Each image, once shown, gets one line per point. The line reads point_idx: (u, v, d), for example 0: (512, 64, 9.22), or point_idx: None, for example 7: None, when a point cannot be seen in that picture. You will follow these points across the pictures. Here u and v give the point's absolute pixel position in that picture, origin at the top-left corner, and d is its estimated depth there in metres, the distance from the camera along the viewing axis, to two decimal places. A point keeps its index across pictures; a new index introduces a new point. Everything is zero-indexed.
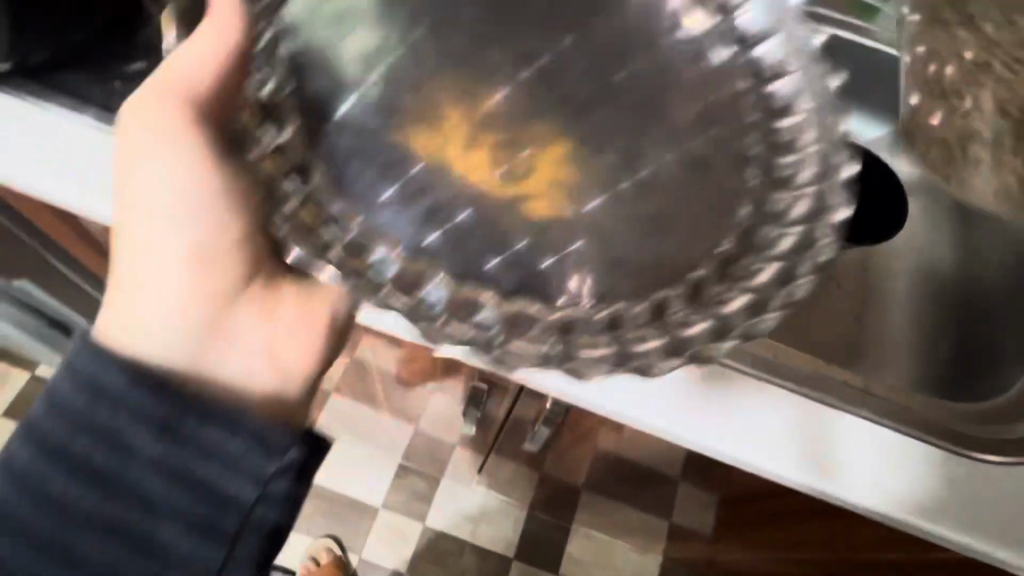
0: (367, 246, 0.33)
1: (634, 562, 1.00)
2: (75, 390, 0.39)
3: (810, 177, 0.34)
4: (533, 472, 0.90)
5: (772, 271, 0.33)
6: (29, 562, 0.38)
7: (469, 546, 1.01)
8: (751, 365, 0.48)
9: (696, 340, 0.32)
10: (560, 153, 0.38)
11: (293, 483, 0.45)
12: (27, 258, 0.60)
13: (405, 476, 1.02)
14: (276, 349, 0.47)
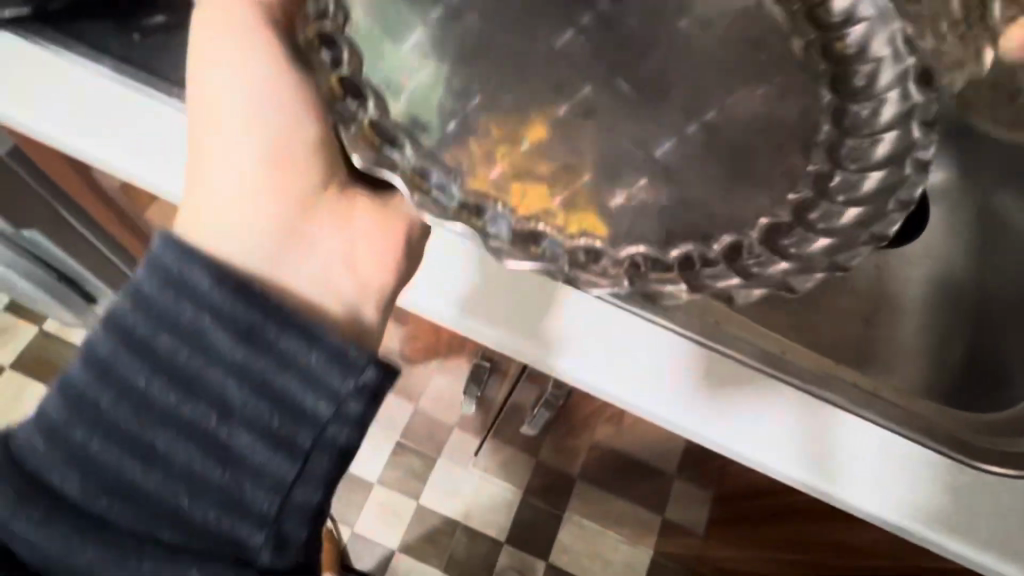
0: (426, 171, 0.36)
1: (624, 552, 1.01)
2: (157, 283, 0.35)
3: (889, 117, 0.37)
4: (530, 458, 0.90)
5: (858, 211, 0.37)
6: (103, 458, 0.35)
7: (461, 526, 1.02)
8: (758, 360, 0.48)
9: (776, 276, 0.36)
10: (632, 98, 0.40)
11: (368, 406, 0.38)
12: (37, 210, 0.60)
13: (401, 455, 1.03)
14: (353, 259, 0.43)
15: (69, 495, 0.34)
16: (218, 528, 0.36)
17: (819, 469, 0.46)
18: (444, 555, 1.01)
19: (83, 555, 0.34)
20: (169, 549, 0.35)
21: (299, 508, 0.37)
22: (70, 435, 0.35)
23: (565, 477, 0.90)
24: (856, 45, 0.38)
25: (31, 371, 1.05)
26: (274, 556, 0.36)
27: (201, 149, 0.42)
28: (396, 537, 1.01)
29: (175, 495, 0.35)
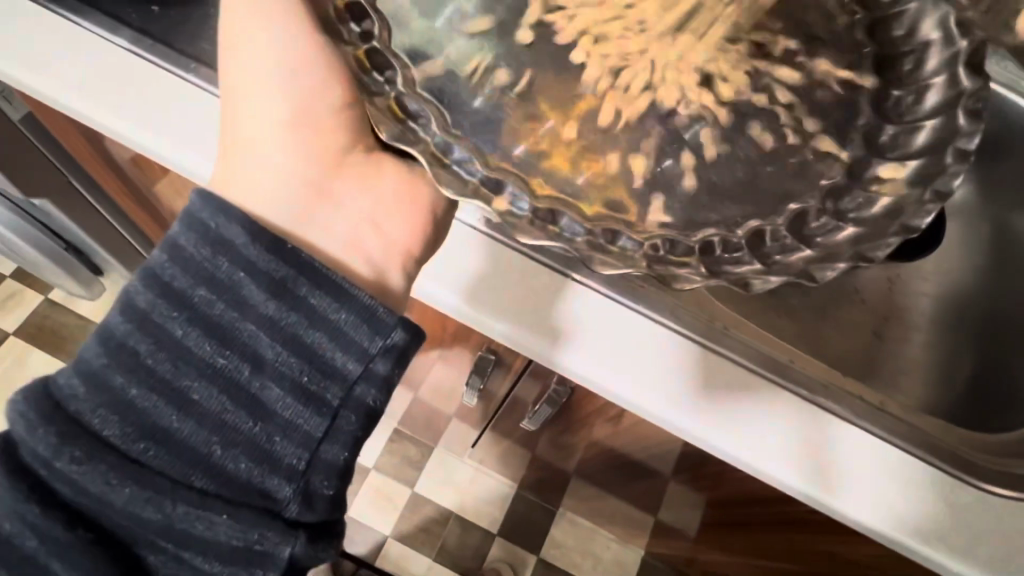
0: (451, 148, 0.42)
1: (615, 550, 1.02)
2: (197, 239, 0.37)
3: (933, 104, 0.42)
4: (526, 453, 0.90)
5: (880, 204, 0.43)
6: (141, 404, 0.35)
7: (453, 516, 1.02)
8: (760, 364, 0.48)
9: (795, 262, 0.43)
10: (680, 74, 0.48)
11: (394, 366, 0.39)
12: (49, 177, 0.60)
13: (398, 441, 1.04)
14: (379, 223, 0.45)
15: (108, 438, 0.34)
16: (249, 478, 0.36)
17: (824, 474, 0.46)
18: (436, 545, 1.00)
19: (121, 496, 0.34)
20: (203, 494, 0.35)
21: (327, 464, 0.38)
22: (110, 380, 0.35)
23: (560, 472, 0.90)
24: (905, 28, 0.43)
25: (33, 339, 1.05)
26: (301, 508, 0.37)
27: (237, 118, 0.44)
28: (389, 523, 1.00)
29: (208, 444, 0.35)
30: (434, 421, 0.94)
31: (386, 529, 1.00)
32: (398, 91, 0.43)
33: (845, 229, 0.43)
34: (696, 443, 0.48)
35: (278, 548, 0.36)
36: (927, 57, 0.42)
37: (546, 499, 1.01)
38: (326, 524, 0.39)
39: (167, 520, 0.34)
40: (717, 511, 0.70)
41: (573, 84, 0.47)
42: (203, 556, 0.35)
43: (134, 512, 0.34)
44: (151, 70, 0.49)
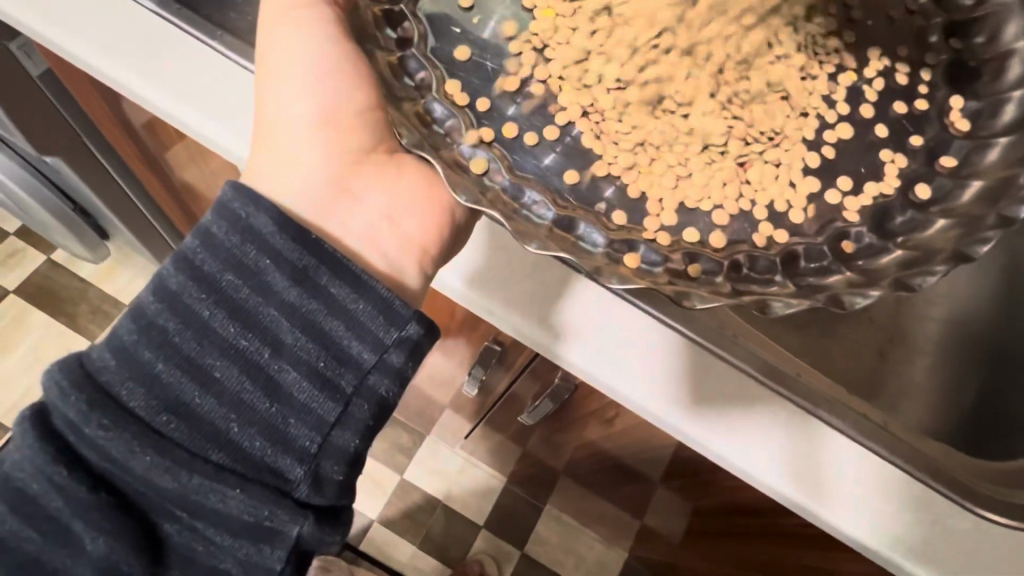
0: (474, 153, 0.46)
1: (597, 551, 1.02)
2: (227, 227, 0.38)
3: (1008, 122, 0.50)
4: (517, 447, 0.90)
5: (941, 224, 0.48)
6: (166, 378, 0.35)
7: (439, 505, 1.02)
8: (763, 374, 0.48)
9: (828, 283, 0.47)
10: (750, 100, 0.51)
11: (407, 359, 0.40)
12: (63, 134, 0.59)
13: (391, 426, 1.04)
14: (399, 220, 0.45)
15: (133, 409, 0.34)
16: (262, 458, 0.36)
17: (828, 492, 0.46)
18: (421, 532, 1.00)
19: (142, 463, 0.34)
20: (219, 468, 0.35)
21: (337, 449, 0.38)
22: (139, 355, 0.35)
23: (551, 470, 0.90)
24: (987, 36, 0.53)
25: (35, 298, 1.05)
26: (311, 490, 0.37)
27: (267, 110, 0.44)
28: (375, 507, 1.00)
29: (226, 420, 0.36)
30: (425, 408, 0.94)
31: (372, 513, 1.00)
32: (432, 96, 0.47)
33: (892, 250, 0.48)
34: (703, 454, 0.48)
35: (286, 526, 0.36)
36: (1008, 65, 0.51)
37: (533, 495, 1.02)
38: (333, 508, 0.39)
39: (182, 489, 0.34)
40: (704, 518, 0.70)
41: (655, 76, 0.49)
42: (215, 528, 0.35)
43: (151, 480, 0.34)
44: (182, 38, 0.48)
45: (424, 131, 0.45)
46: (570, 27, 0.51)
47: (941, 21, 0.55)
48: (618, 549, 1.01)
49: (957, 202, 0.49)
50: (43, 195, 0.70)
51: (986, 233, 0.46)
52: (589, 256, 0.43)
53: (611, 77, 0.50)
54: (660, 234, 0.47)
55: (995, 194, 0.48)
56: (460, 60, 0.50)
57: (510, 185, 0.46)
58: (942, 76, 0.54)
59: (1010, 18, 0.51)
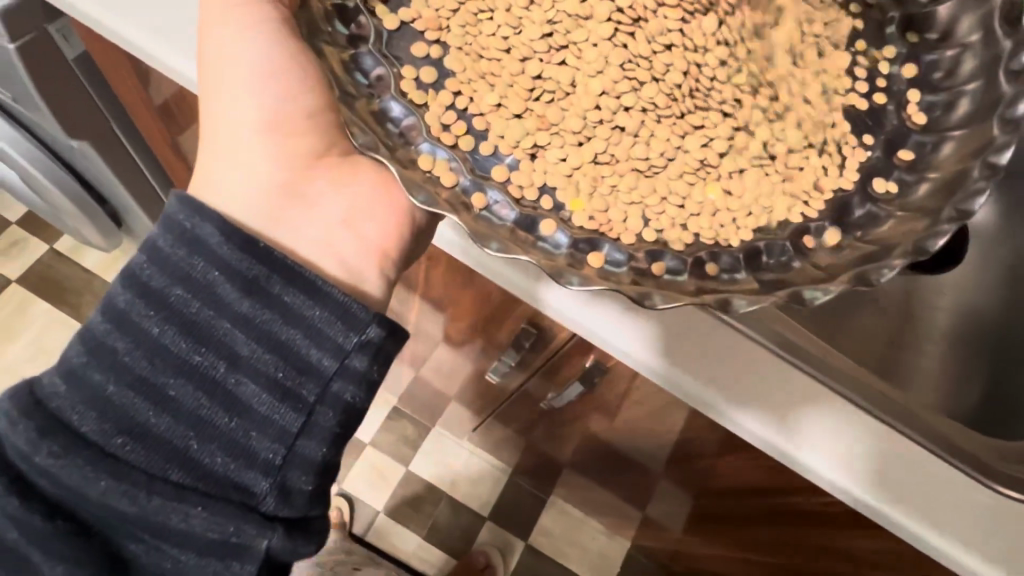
0: (443, 153, 0.48)
1: (601, 543, 1.03)
2: (173, 239, 0.41)
3: (960, 119, 0.52)
4: (521, 439, 0.91)
5: (896, 218, 0.50)
6: (118, 401, 0.38)
7: (445, 497, 1.02)
8: (780, 347, 0.50)
9: (788, 277, 0.48)
10: (711, 114, 0.51)
11: (371, 362, 0.43)
12: (94, 121, 0.61)
13: (397, 420, 1.04)
14: (350, 223, 0.51)
15: (85, 433, 0.37)
16: (224, 472, 0.39)
17: (846, 465, 0.49)
18: (427, 523, 1.00)
19: (98, 488, 0.37)
20: (179, 488, 0.38)
21: (303, 459, 0.41)
22: (89, 377, 0.38)
23: (551, 461, 0.92)
24: (941, 32, 0.55)
25: (36, 287, 1.04)
26: (278, 502, 0.40)
27: (224, 124, 0.50)
28: (382, 498, 1.00)
29: (185, 438, 0.38)
30: (435, 400, 0.95)
31: (379, 505, 1.00)
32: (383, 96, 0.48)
33: (847, 249, 0.49)
34: (723, 423, 0.50)
35: (255, 540, 0.39)
36: (963, 60, 0.53)
37: (540, 486, 1.02)
38: (303, 518, 0.41)
39: (142, 513, 0.37)
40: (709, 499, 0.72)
41: (604, 89, 0.50)
42: (179, 547, 0.38)
43: (111, 504, 0.37)
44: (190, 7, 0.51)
45: (380, 129, 0.47)
46: (518, 38, 0.51)
47: (897, 16, 0.56)
48: (621, 540, 1.03)
49: (914, 196, 0.51)
50: (65, 181, 0.70)
51: (941, 227, 0.47)
52: (549, 258, 0.45)
53: (559, 88, 0.50)
54: (625, 231, 0.49)
55: (949, 187, 0.50)
56: (417, 56, 0.50)
57: (471, 184, 0.48)
58: (900, 69, 0.56)
59: (961, 17, 0.54)
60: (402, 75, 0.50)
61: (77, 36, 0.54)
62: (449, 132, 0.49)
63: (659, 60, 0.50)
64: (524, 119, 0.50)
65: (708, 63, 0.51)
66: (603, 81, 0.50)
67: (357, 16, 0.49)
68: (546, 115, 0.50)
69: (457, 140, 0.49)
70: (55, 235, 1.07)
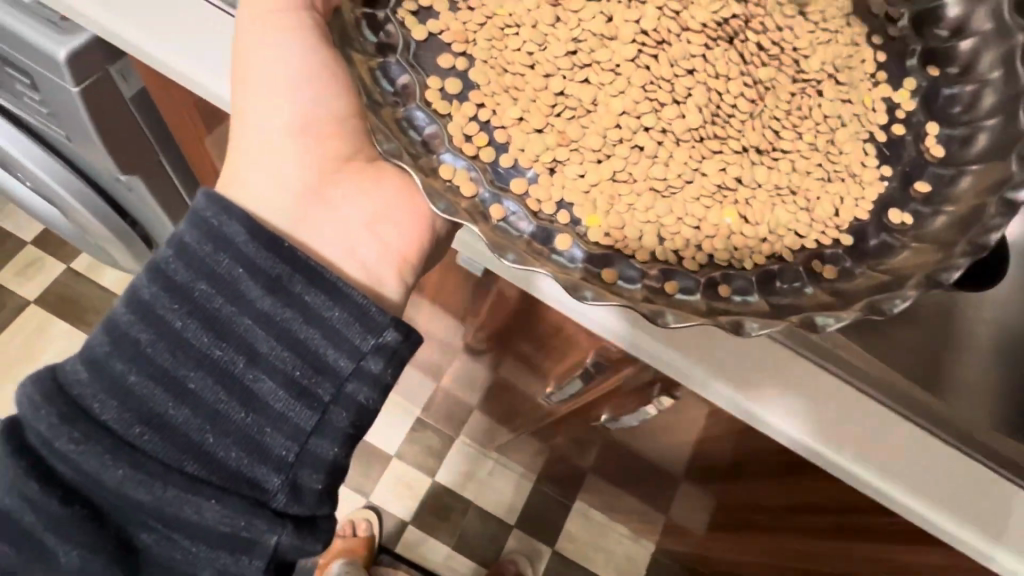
0: (460, 162, 0.47)
1: (626, 547, 1.04)
2: (201, 235, 0.41)
3: (977, 154, 0.52)
4: (545, 446, 0.91)
5: (910, 251, 0.50)
6: (138, 391, 0.38)
7: (472, 507, 1.02)
8: (804, 347, 0.51)
9: (802, 303, 0.47)
10: (727, 146, 0.50)
11: (387, 366, 0.43)
12: (141, 151, 0.61)
13: (421, 430, 1.04)
14: (375, 227, 0.50)
15: (106, 422, 0.37)
16: (237, 467, 0.39)
17: (855, 450, 0.49)
18: (455, 533, 1.01)
19: (115, 476, 0.37)
20: (193, 480, 0.38)
21: (315, 458, 0.41)
22: (111, 366, 0.38)
23: (573, 466, 0.92)
24: (961, 67, 0.55)
25: (54, 307, 1.03)
26: (289, 499, 0.40)
27: (249, 121, 0.49)
28: (410, 509, 1.01)
29: (201, 431, 0.39)
30: (458, 410, 0.95)
31: (406, 516, 1.01)
32: (409, 106, 0.47)
33: (860, 276, 0.50)
34: (734, 411, 0.51)
35: (265, 535, 0.39)
36: (982, 96, 0.54)
37: (566, 494, 1.03)
38: (312, 517, 0.41)
39: (157, 502, 0.37)
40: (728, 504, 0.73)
41: (625, 107, 0.49)
42: (191, 539, 0.38)
43: (127, 492, 0.37)
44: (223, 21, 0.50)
45: (404, 138, 0.46)
46: (541, 56, 0.49)
47: (919, 48, 0.57)
48: (646, 542, 1.03)
49: (930, 228, 0.51)
50: (104, 213, 0.69)
51: (955, 261, 0.48)
52: (564, 272, 0.44)
53: (578, 104, 0.49)
54: (642, 249, 0.48)
55: (966, 222, 0.50)
56: (444, 67, 0.49)
57: (489, 197, 0.47)
58: (920, 102, 0.56)
59: (983, 52, 0.54)
60: (427, 84, 0.48)
61: (135, 77, 0.55)
62: (471, 142, 0.48)
63: (680, 79, 0.50)
64: (545, 134, 0.49)
65: (734, 81, 0.51)
66: (625, 101, 0.49)
67: (383, 25, 0.48)
68: (564, 131, 0.49)
69: (478, 151, 0.48)
70: (72, 253, 1.06)
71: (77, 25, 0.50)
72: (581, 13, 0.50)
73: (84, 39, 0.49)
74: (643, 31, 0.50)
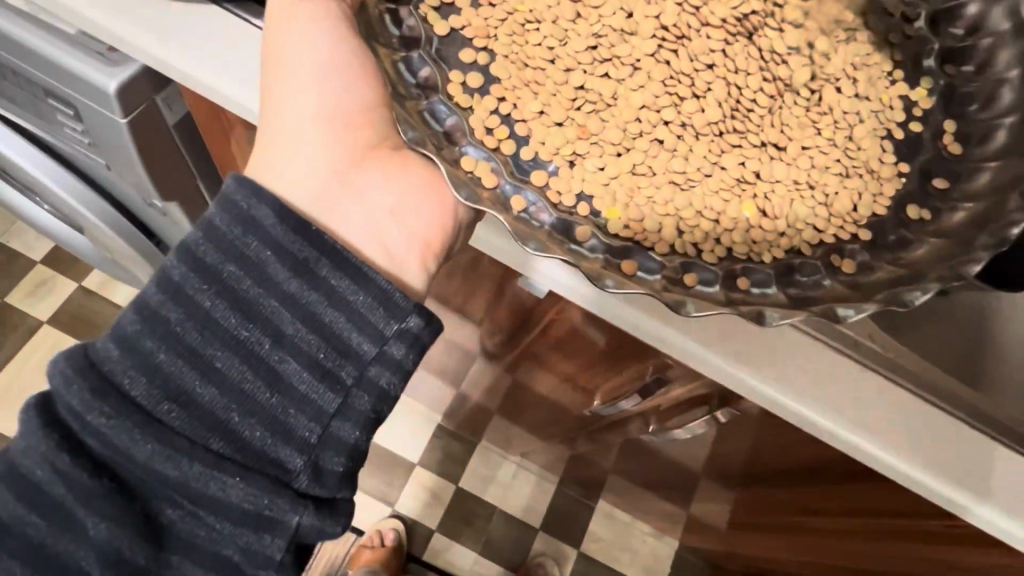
0: (481, 153, 0.45)
1: (650, 545, 1.05)
2: (230, 219, 0.40)
3: (996, 152, 0.48)
4: (567, 450, 0.92)
5: (929, 246, 0.46)
6: (167, 367, 0.37)
7: (497, 513, 1.03)
8: (830, 337, 0.49)
9: (818, 296, 0.44)
10: (750, 135, 0.49)
11: (411, 352, 0.42)
12: (180, 179, 0.61)
13: (441, 438, 1.05)
14: (401, 214, 0.47)
15: (135, 398, 0.36)
16: (262, 447, 0.38)
17: (886, 435, 0.47)
18: (481, 539, 1.01)
19: (144, 450, 0.36)
20: (219, 457, 0.37)
21: (338, 441, 0.40)
22: (142, 344, 0.37)
23: (596, 466, 0.92)
24: (977, 65, 0.51)
25: (68, 327, 1.04)
26: (310, 480, 0.39)
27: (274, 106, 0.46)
28: (435, 517, 1.01)
29: (227, 410, 0.38)
30: (478, 414, 0.95)
31: (432, 524, 1.01)
32: (432, 99, 0.45)
33: (879, 269, 0.45)
34: (760, 400, 0.48)
35: (287, 515, 0.38)
36: (1000, 92, 0.49)
37: (589, 494, 1.05)
38: (332, 499, 0.40)
39: (182, 477, 0.36)
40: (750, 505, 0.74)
41: (648, 100, 0.47)
42: (215, 516, 0.37)
43: (156, 468, 0.36)
44: (238, 24, 0.47)
45: (427, 129, 0.44)
46: (561, 54, 0.48)
47: (937, 47, 0.52)
48: (670, 540, 1.05)
49: (947, 222, 0.47)
50: (127, 233, 0.68)
51: (974, 254, 0.44)
52: (584, 261, 0.42)
53: (598, 99, 0.47)
54: (660, 241, 0.45)
55: (987, 218, 0.46)
56: (466, 63, 0.47)
57: (511, 188, 0.44)
58: (937, 100, 0.51)
59: (1000, 50, 0.50)
60: (450, 78, 0.47)
61: (179, 104, 0.54)
62: (492, 135, 0.46)
63: (700, 73, 0.48)
64: (565, 128, 0.47)
65: (758, 74, 0.49)
66: (647, 94, 0.47)
67: (403, 16, 0.47)
68: (585, 125, 0.47)
69: (499, 144, 0.46)
70: (83, 272, 1.07)
71: (127, 57, 0.48)
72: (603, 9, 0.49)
73: (132, 70, 0.48)
74: (664, 27, 0.48)
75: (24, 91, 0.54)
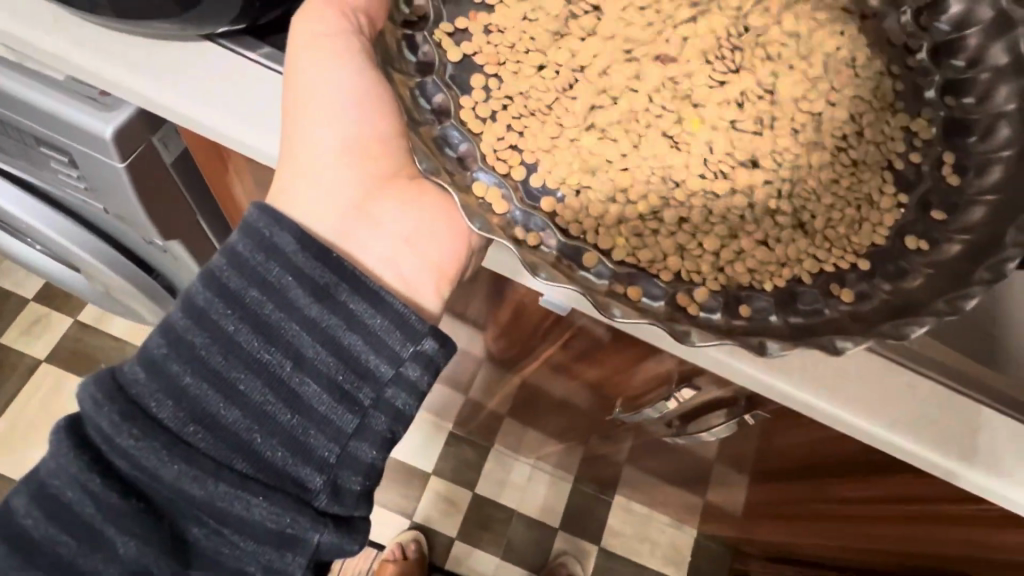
0: (492, 177, 0.44)
1: (670, 534, 1.06)
2: (252, 245, 0.39)
3: (995, 184, 0.46)
4: (583, 450, 0.92)
5: (925, 277, 0.45)
6: (193, 391, 0.36)
7: (516, 516, 1.03)
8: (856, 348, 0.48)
9: (817, 325, 0.43)
10: (766, 149, 0.46)
11: (427, 374, 0.41)
12: (179, 217, 0.60)
13: (455, 445, 1.05)
14: (419, 239, 0.47)
15: (162, 420, 0.36)
16: (283, 467, 0.37)
17: (900, 423, 0.47)
18: (502, 543, 1.02)
19: (172, 471, 0.35)
20: (243, 477, 0.36)
21: (356, 460, 0.39)
22: (168, 368, 0.37)
23: (611, 462, 0.92)
24: (977, 96, 0.48)
25: (66, 365, 1.02)
26: (330, 498, 0.38)
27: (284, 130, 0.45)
28: (454, 525, 1.02)
29: (250, 431, 0.37)
30: (491, 421, 0.95)
31: (452, 532, 1.01)
32: (448, 122, 0.45)
33: (876, 297, 0.45)
34: (773, 396, 0.48)
35: (308, 533, 0.37)
36: (998, 126, 0.47)
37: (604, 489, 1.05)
38: (350, 518, 0.39)
39: (207, 496, 0.36)
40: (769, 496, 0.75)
41: (650, 121, 0.46)
42: (240, 534, 0.36)
43: (183, 488, 0.35)
44: (224, 55, 0.46)
45: (440, 156, 0.43)
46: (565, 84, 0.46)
47: (938, 78, 0.50)
48: (690, 529, 1.05)
49: (943, 254, 0.45)
50: (125, 272, 0.67)
51: (969, 289, 0.43)
52: (590, 289, 0.42)
53: (602, 125, 0.46)
54: (664, 268, 0.44)
55: (983, 251, 0.44)
56: (477, 89, 0.47)
57: (521, 215, 0.44)
58: (938, 130, 0.49)
59: (1000, 84, 0.48)
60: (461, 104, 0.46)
61: (175, 141, 0.52)
62: (503, 160, 0.45)
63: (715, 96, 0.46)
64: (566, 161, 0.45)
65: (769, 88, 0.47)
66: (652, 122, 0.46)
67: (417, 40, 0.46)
68: (592, 154, 0.45)
69: (510, 168, 0.45)
70: (78, 307, 1.05)
71: (121, 101, 0.47)
72: (597, 50, 0.47)
73: (127, 114, 0.47)
74: (671, 48, 0.46)
75: (13, 139, 0.53)
